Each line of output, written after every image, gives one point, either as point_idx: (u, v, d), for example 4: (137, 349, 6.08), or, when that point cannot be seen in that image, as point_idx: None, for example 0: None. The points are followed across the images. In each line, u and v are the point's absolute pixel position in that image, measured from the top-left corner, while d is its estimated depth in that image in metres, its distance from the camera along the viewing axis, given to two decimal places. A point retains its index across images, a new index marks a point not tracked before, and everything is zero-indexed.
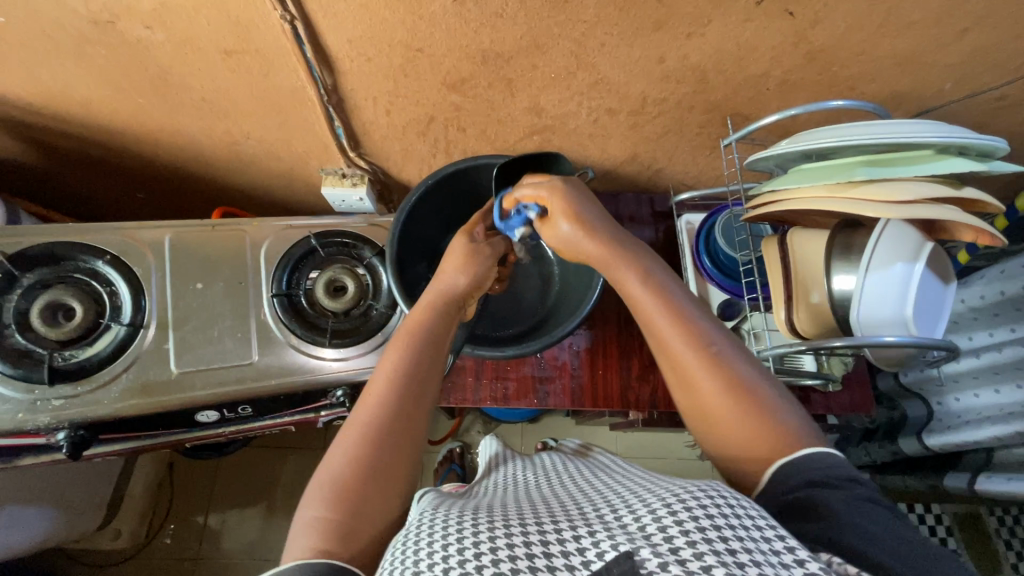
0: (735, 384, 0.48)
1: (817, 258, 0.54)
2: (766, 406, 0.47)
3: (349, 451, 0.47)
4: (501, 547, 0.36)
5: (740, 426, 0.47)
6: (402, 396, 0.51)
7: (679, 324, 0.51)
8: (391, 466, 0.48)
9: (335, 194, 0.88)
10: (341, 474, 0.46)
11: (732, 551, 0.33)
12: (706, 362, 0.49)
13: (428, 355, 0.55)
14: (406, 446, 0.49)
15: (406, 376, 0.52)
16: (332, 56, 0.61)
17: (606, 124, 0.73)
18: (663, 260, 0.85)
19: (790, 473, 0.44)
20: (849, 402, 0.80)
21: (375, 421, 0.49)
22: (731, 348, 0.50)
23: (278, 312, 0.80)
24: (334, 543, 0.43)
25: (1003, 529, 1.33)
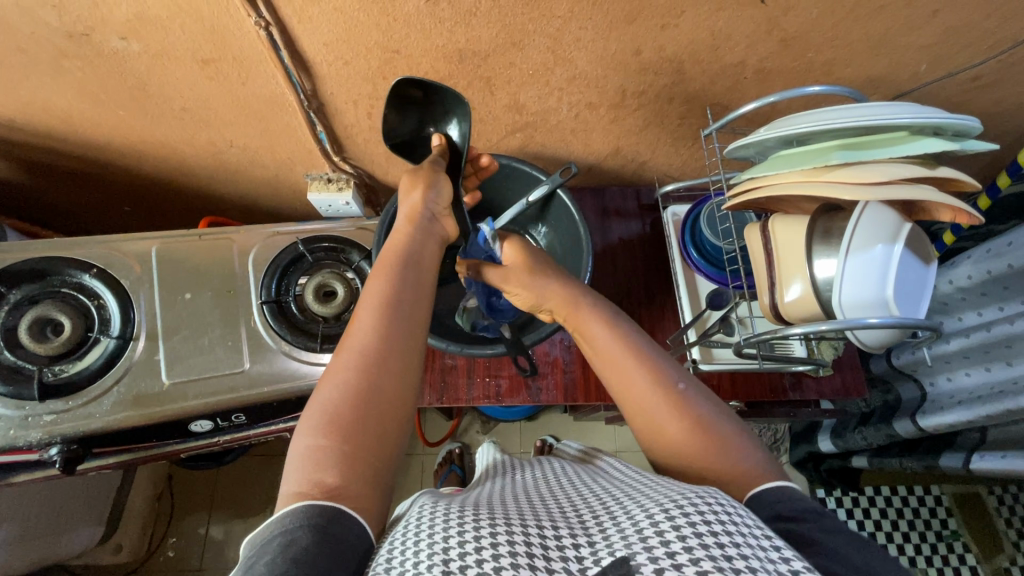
0: (700, 421, 0.49)
1: (798, 243, 0.55)
2: (726, 447, 0.48)
3: (342, 379, 0.48)
4: (498, 543, 0.37)
5: (705, 457, 0.48)
6: (392, 317, 0.51)
7: (640, 364, 0.53)
8: (383, 405, 0.48)
9: (322, 199, 0.88)
10: (330, 402, 0.47)
11: (728, 556, 0.34)
12: (672, 404, 0.50)
13: (414, 278, 0.56)
14: (396, 378, 0.49)
15: (394, 300, 0.53)
16: (310, 61, 0.62)
17: (588, 119, 0.73)
18: (650, 252, 0.86)
19: (761, 505, 0.44)
20: (840, 385, 0.80)
21: (366, 346, 0.49)
22: (696, 388, 0.51)
23: (268, 318, 0.80)
24: (330, 474, 0.44)
25: (1003, 508, 1.34)
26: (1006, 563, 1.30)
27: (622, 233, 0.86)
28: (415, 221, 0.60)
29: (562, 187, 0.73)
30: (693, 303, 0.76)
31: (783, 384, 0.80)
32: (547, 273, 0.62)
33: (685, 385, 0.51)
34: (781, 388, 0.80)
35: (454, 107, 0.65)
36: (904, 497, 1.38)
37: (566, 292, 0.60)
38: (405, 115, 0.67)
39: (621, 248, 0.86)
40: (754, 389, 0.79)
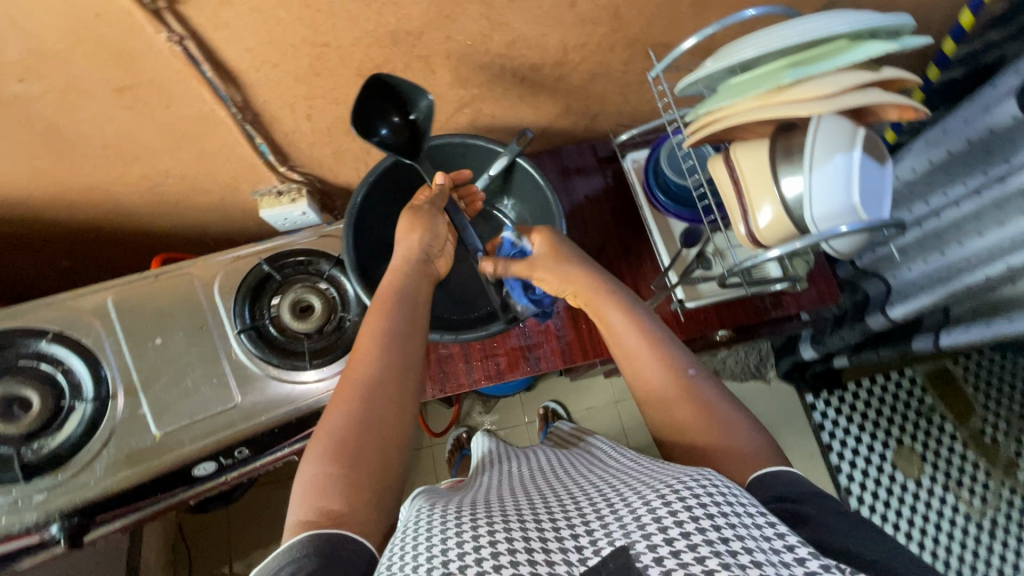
0: (705, 403, 0.53)
1: (763, 167, 0.56)
2: (728, 428, 0.52)
3: (348, 411, 0.51)
4: (498, 537, 0.38)
5: (710, 436, 0.52)
6: (386, 354, 0.55)
7: (651, 349, 0.57)
8: (384, 427, 0.51)
9: (276, 214, 0.84)
10: (334, 432, 0.50)
11: (725, 538, 0.35)
12: (684, 389, 0.54)
13: (407, 312, 0.59)
14: (394, 409, 0.52)
15: (387, 337, 0.56)
16: (235, 71, 0.58)
17: (533, 81, 0.72)
18: (617, 204, 0.86)
19: (768, 485, 0.47)
20: (816, 295, 0.84)
21: (364, 381, 0.52)
22: (707, 377, 0.55)
23: (249, 346, 0.77)
24: (332, 500, 0.46)
25: (970, 376, 1.47)
26: (980, 424, 1.43)
27: (587, 190, 0.87)
28: (413, 259, 0.64)
29: (522, 156, 0.73)
30: (669, 246, 0.78)
31: (764, 305, 0.83)
32: (583, 266, 0.63)
33: (695, 373, 0.55)
34: (763, 308, 0.83)
35: (420, 101, 0.64)
36: (884, 384, 1.48)
37: (581, 277, 0.63)
38: (367, 113, 0.62)
39: (588, 205, 0.86)
40: (740, 315, 0.83)
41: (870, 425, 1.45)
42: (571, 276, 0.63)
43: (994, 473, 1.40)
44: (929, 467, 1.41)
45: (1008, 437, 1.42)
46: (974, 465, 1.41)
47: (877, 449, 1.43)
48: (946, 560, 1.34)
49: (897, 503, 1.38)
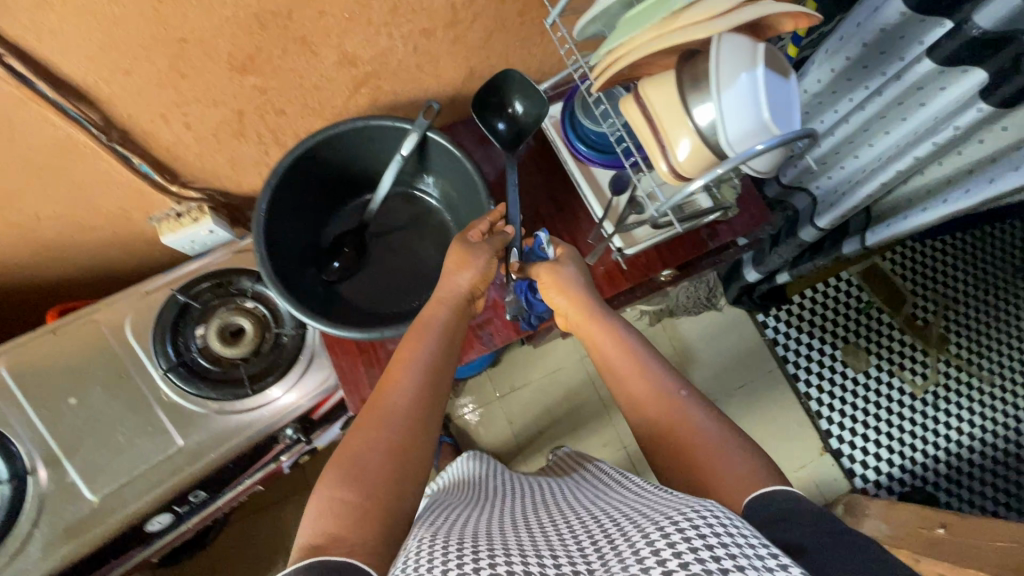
0: (700, 426, 0.52)
1: (672, 99, 0.55)
2: (723, 452, 0.50)
3: (377, 433, 0.50)
4: (497, 564, 0.35)
5: (711, 458, 0.50)
6: (424, 382, 0.55)
7: (647, 375, 0.57)
8: (405, 455, 0.49)
9: (180, 238, 0.76)
10: (361, 452, 0.48)
11: (724, 568, 0.32)
12: (677, 413, 0.54)
13: (438, 343, 0.58)
14: (420, 451, 0.50)
15: (418, 365, 0.56)
16: (80, 85, 0.51)
17: (429, 48, 0.67)
18: (543, 163, 0.84)
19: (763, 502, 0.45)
20: (749, 218, 0.85)
21: (394, 406, 0.52)
22: (697, 400, 0.55)
23: (181, 385, 0.71)
24: (332, 524, 0.44)
25: (896, 267, 1.59)
26: (912, 308, 1.56)
27: (510, 154, 0.84)
28: (455, 294, 0.63)
29: (432, 129, 0.69)
30: (600, 197, 0.78)
31: (702, 238, 0.84)
32: (582, 287, 0.66)
33: (686, 398, 0.55)
34: (701, 241, 0.84)
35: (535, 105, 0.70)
36: (825, 291, 1.57)
37: (576, 299, 0.64)
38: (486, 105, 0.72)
39: (513, 170, 0.83)
40: (679, 251, 0.83)
41: (819, 330, 1.53)
42: (571, 296, 0.65)
43: (930, 351, 1.52)
44: (876, 359, 1.52)
45: (936, 316, 1.55)
46: (912, 346, 1.53)
47: (828, 351, 1.52)
48: (903, 438, 1.45)
49: (852, 397, 1.48)
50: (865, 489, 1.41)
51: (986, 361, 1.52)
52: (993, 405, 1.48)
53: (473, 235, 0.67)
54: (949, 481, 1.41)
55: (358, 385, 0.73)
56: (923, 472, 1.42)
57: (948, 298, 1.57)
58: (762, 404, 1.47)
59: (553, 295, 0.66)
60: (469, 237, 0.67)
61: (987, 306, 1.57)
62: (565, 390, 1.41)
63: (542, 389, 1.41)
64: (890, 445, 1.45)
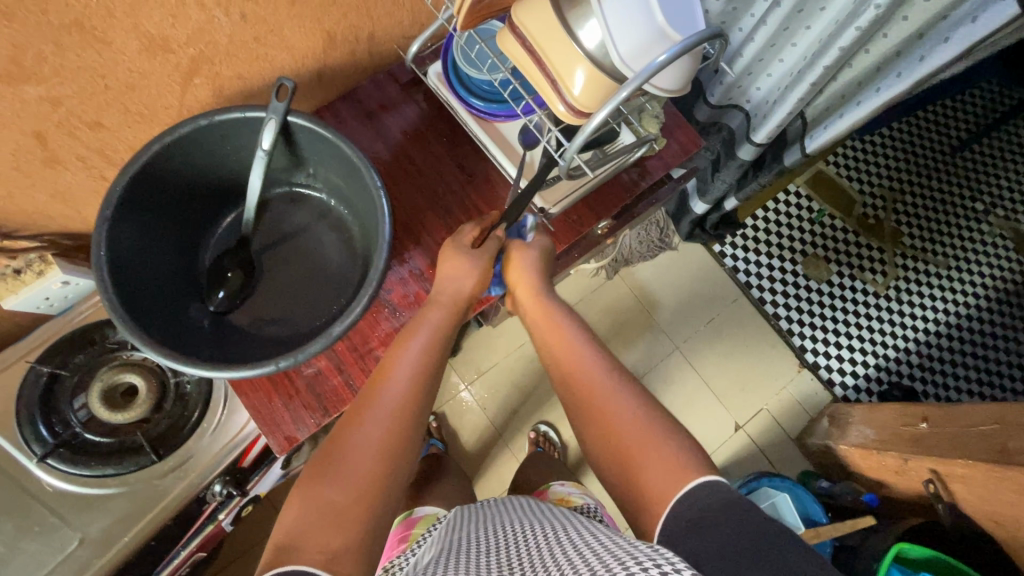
0: (649, 417, 0.51)
1: (551, 20, 0.45)
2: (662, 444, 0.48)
3: (366, 425, 0.49)
4: None
5: (660, 454, 0.48)
6: (421, 373, 0.54)
7: (603, 369, 0.56)
8: (392, 448, 0.48)
9: (28, 299, 0.62)
10: (347, 442, 0.48)
11: None
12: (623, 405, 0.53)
13: (434, 335, 0.57)
14: (409, 442, 0.50)
15: (420, 360, 0.55)
16: None
17: (262, 14, 0.55)
18: (440, 128, 0.74)
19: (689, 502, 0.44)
20: (679, 148, 0.78)
21: (390, 399, 0.51)
22: (641, 396, 0.53)
23: (68, 469, 0.60)
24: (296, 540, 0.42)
25: (839, 170, 1.56)
26: (862, 208, 1.53)
27: (402, 126, 0.73)
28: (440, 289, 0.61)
29: (292, 112, 0.58)
30: (512, 155, 0.68)
31: (633, 179, 0.76)
32: (544, 280, 0.64)
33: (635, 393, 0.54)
34: (632, 183, 0.76)
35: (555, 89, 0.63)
36: (776, 208, 1.53)
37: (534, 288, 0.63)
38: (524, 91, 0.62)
39: (410, 143, 0.73)
40: (610, 199, 0.75)
41: (777, 249, 1.50)
42: (529, 287, 0.63)
43: (886, 247, 1.51)
44: (837, 266, 1.49)
45: (886, 211, 1.54)
46: (869, 246, 1.51)
47: (789, 268, 1.49)
48: (874, 339, 1.45)
49: (820, 308, 1.46)
50: (847, 396, 1.40)
51: (940, 245, 1.52)
52: (952, 286, 1.49)
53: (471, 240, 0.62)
54: (923, 371, 1.42)
55: (278, 423, 0.63)
56: (899, 368, 1.42)
57: (895, 191, 1.55)
58: (734, 333, 1.43)
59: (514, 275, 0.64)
60: (462, 244, 0.62)
61: (933, 191, 1.56)
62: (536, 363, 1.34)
63: (512, 366, 1.34)
64: (862, 348, 1.44)
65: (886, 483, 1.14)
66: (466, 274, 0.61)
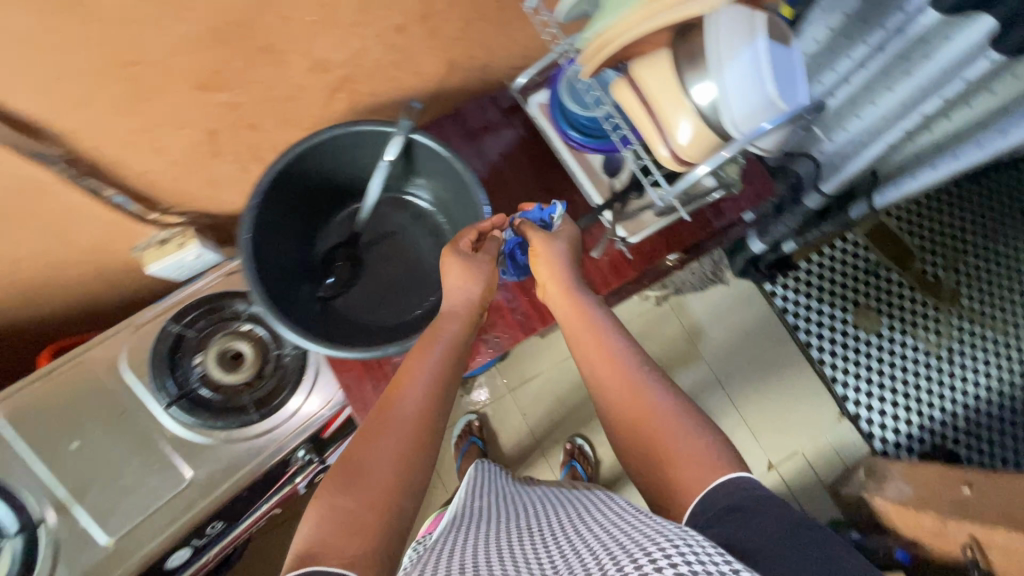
0: (671, 411, 0.51)
1: (667, 79, 0.51)
2: (687, 435, 0.49)
3: (374, 439, 0.49)
4: None
5: (686, 445, 0.49)
6: (431, 391, 0.54)
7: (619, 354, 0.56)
8: (403, 463, 0.48)
9: (165, 266, 0.72)
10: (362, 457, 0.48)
11: None
12: (642, 392, 0.53)
13: (444, 351, 0.58)
14: (419, 459, 0.50)
15: (431, 375, 0.55)
16: (37, 120, 0.47)
17: (405, 45, 0.63)
18: (534, 153, 0.80)
19: (727, 491, 0.44)
20: (754, 193, 0.82)
21: (398, 411, 0.52)
22: (662, 382, 0.54)
23: (185, 418, 0.69)
24: (330, 533, 0.43)
25: (902, 224, 1.54)
26: (921, 266, 1.52)
27: (499, 147, 0.80)
28: (455, 305, 0.63)
29: (416, 130, 0.64)
30: (598, 184, 0.75)
31: (707, 217, 0.81)
32: (568, 266, 0.64)
33: (652, 377, 0.55)
34: (706, 220, 0.81)
35: None
36: (831, 254, 1.53)
37: (559, 275, 0.63)
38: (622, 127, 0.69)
39: (505, 163, 0.80)
40: (683, 234, 0.80)
41: (828, 296, 1.50)
42: (558, 282, 0.63)
43: (942, 306, 1.49)
44: (888, 320, 1.49)
45: (946, 271, 1.51)
46: (924, 304, 1.50)
47: (838, 317, 1.49)
48: (919, 398, 1.43)
49: (866, 360, 1.46)
50: (886, 451, 1.40)
51: (998, 312, 1.49)
52: (1006, 353, 1.46)
53: (464, 245, 0.65)
54: (968, 437, 1.40)
55: (366, 401, 0.71)
56: (943, 431, 1.41)
57: (958, 252, 1.52)
58: (775, 373, 1.45)
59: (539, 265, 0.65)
60: (462, 247, 0.64)
61: (999, 256, 1.53)
62: (578, 378, 1.39)
63: (555, 378, 1.39)
64: (906, 405, 1.43)
65: (921, 543, 1.14)
66: (473, 284, 0.62)
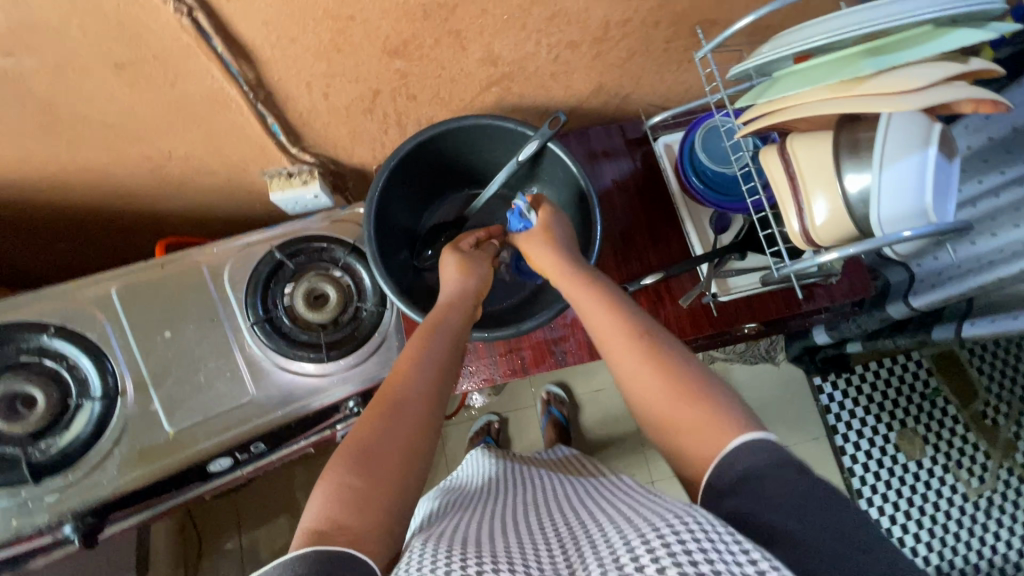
0: (678, 370, 0.48)
1: (824, 160, 0.52)
2: (698, 396, 0.46)
3: (376, 420, 0.49)
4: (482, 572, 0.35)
5: (693, 407, 0.45)
6: (430, 376, 0.54)
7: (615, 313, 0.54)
8: (410, 448, 0.48)
9: (286, 197, 0.77)
10: (365, 439, 0.48)
11: (694, 559, 0.33)
12: (642, 347, 0.51)
13: (447, 339, 0.59)
14: (424, 440, 0.50)
15: (428, 359, 0.56)
16: (248, 45, 0.51)
17: (569, 59, 0.66)
18: (648, 189, 0.82)
19: (735, 456, 0.41)
20: (850, 287, 0.82)
21: (397, 396, 0.52)
22: (669, 342, 0.51)
23: (262, 339, 0.73)
24: (338, 510, 0.43)
25: (972, 356, 1.48)
26: (982, 406, 1.45)
27: (615, 174, 0.82)
28: (463, 300, 0.64)
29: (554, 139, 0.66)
30: (703, 236, 0.76)
31: (796, 297, 0.80)
32: (566, 252, 0.63)
33: (654, 333, 0.52)
34: (795, 300, 0.80)
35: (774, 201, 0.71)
36: (891, 366, 1.48)
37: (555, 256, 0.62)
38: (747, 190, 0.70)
39: (616, 191, 0.82)
40: (769, 306, 0.80)
41: (875, 407, 1.45)
42: (556, 264, 0.62)
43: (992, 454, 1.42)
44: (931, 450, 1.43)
45: (1007, 419, 1.44)
46: (974, 445, 1.43)
47: (881, 431, 1.44)
48: (943, 539, 1.37)
49: (898, 483, 1.40)
50: None
51: None
52: None
53: (464, 245, 0.69)
54: None
55: None
56: None
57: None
58: None
59: (533, 256, 0.66)
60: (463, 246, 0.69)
61: None
62: None
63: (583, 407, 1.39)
64: (928, 542, 1.36)
65: None
66: (470, 277, 0.65)
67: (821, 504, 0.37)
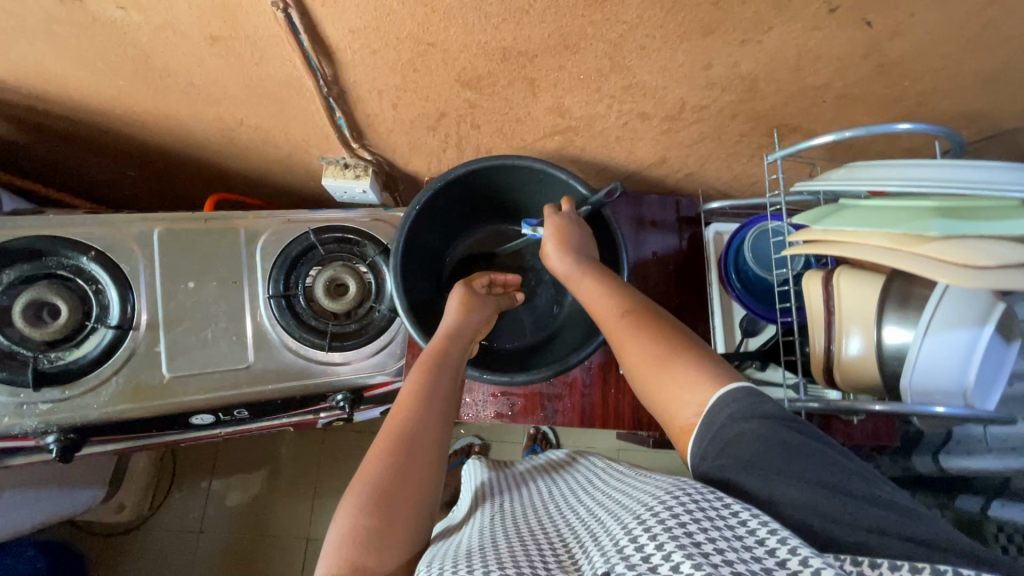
0: (667, 337, 0.50)
1: (867, 305, 0.49)
2: (682, 361, 0.48)
3: (387, 458, 0.49)
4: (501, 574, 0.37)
5: (677, 374, 0.47)
6: (435, 417, 0.54)
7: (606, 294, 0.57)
8: (417, 487, 0.48)
9: (336, 185, 0.80)
10: (380, 479, 0.47)
11: (697, 542, 0.35)
12: (631, 325, 0.53)
13: (451, 379, 0.58)
14: (433, 477, 0.50)
15: (430, 398, 0.55)
16: (332, 47, 0.53)
17: (638, 128, 0.66)
18: (686, 271, 0.79)
19: (717, 415, 0.43)
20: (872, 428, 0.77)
21: (404, 430, 0.51)
22: (658, 318, 0.53)
23: (276, 314, 0.75)
24: (358, 553, 0.44)
25: None
26: None
27: (658, 247, 0.79)
28: (461, 334, 0.64)
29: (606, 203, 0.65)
30: (727, 334, 0.74)
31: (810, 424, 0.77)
32: (576, 251, 0.63)
33: (636, 309, 0.54)
34: None
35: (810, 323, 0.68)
36: None
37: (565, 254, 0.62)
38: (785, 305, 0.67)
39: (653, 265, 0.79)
40: None
41: None
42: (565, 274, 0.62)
43: None
44: None
45: None
46: None
47: None
48: None
49: None
50: None
51: None
52: None
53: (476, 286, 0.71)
54: None
55: None
56: None
57: None
58: None
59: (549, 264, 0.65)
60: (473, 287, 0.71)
61: None
62: None
63: None
64: None
65: None
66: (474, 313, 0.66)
67: (800, 453, 0.39)
